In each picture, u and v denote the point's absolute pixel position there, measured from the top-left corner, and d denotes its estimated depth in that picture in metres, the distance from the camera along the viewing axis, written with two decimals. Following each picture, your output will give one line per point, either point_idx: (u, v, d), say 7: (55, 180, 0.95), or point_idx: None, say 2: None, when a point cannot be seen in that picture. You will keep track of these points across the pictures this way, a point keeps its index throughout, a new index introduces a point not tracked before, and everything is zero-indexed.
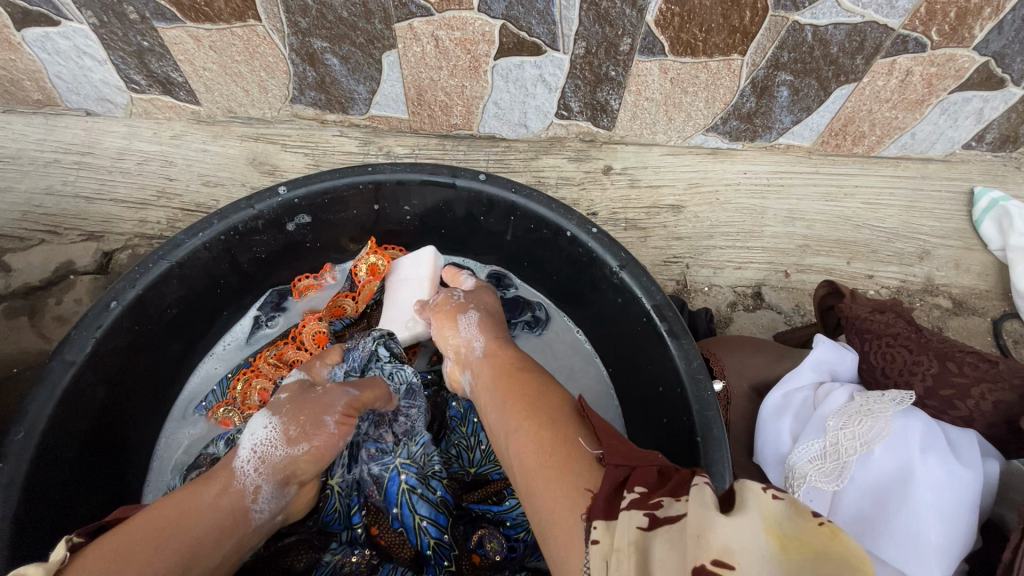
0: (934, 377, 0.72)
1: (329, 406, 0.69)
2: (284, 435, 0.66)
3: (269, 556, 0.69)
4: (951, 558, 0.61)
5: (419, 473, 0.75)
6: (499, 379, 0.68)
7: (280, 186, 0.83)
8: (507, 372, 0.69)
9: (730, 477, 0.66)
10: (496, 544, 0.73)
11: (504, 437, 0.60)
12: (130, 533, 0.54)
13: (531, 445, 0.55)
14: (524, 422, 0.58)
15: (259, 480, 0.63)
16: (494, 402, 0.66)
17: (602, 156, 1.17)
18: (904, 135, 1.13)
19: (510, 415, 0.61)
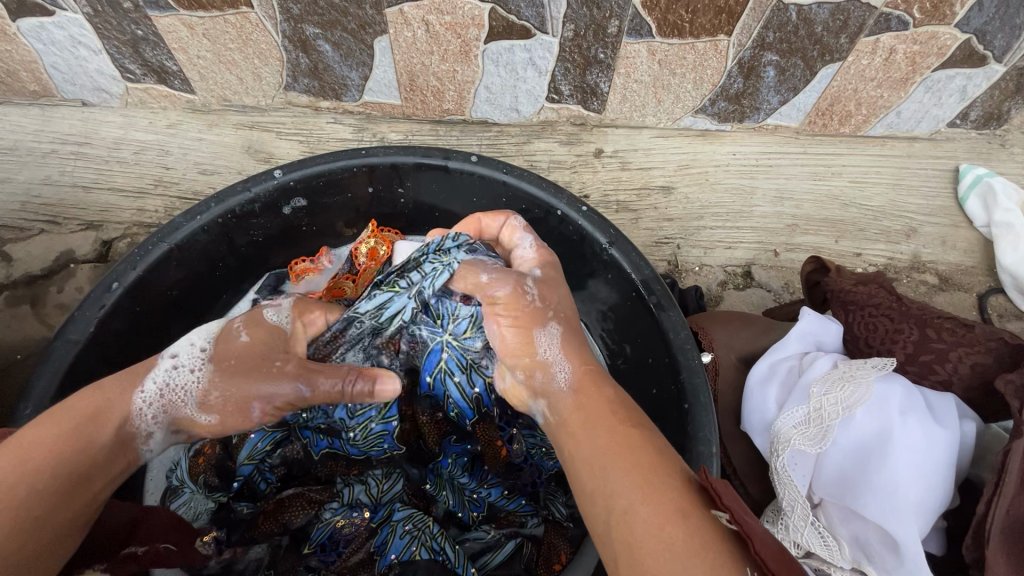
0: (915, 344, 0.74)
1: (262, 395, 0.62)
2: (202, 399, 0.63)
3: (269, 509, 0.76)
4: (926, 512, 0.64)
5: (461, 363, 0.79)
6: (605, 408, 0.58)
7: (275, 170, 0.85)
8: (618, 404, 0.59)
9: (716, 441, 0.69)
10: (518, 448, 0.83)
11: (613, 477, 0.51)
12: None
13: (658, 519, 0.47)
14: (642, 482, 0.50)
15: (153, 426, 0.62)
16: (595, 433, 0.56)
17: (593, 139, 1.18)
18: (889, 114, 1.15)
19: (616, 468, 0.52)
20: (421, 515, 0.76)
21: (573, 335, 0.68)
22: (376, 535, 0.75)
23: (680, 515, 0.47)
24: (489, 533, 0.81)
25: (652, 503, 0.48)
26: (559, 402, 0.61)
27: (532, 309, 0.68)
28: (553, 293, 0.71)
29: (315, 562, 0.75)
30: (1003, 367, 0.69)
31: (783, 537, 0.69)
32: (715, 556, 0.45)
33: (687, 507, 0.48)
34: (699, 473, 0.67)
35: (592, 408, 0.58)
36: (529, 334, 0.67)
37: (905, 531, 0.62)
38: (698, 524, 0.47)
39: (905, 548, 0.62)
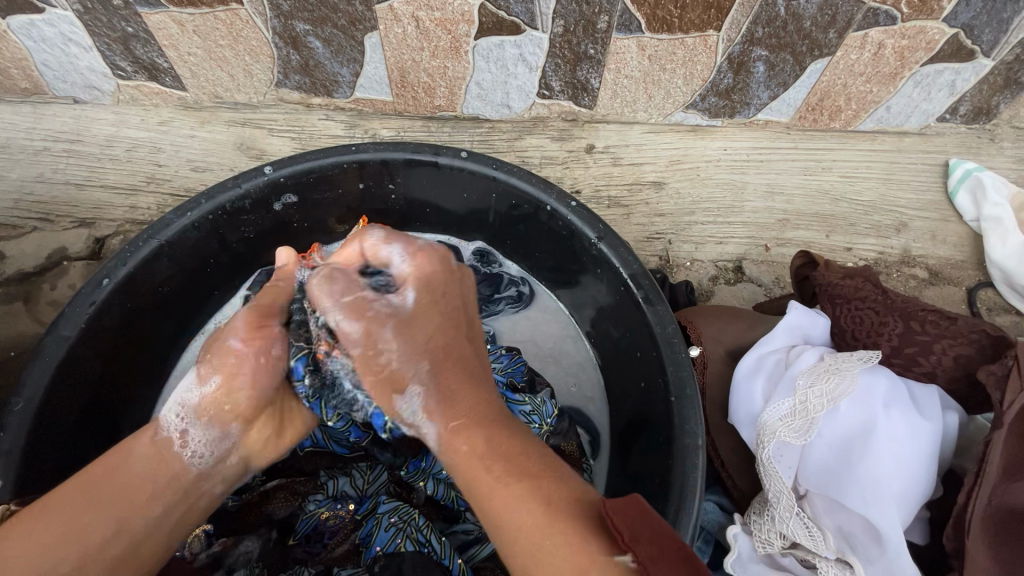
0: (900, 336, 0.75)
1: (232, 328, 0.69)
2: (197, 378, 0.68)
3: (256, 500, 0.78)
4: (907, 502, 0.65)
5: None
6: (498, 440, 0.56)
7: (265, 166, 0.85)
8: (509, 436, 0.57)
9: (703, 433, 0.70)
10: None
11: (507, 492, 0.52)
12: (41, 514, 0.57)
13: (549, 542, 0.48)
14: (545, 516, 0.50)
15: (183, 426, 0.67)
16: (489, 448, 0.56)
17: (584, 135, 1.18)
18: (878, 109, 1.15)
19: (515, 504, 0.51)
20: (405, 508, 0.77)
21: (468, 350, 0.65)
22: (361, 528, 0.76)
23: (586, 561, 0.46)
24: (477, 525, 0.82)
25: (545, 526, 0.49)
26: (455, 437, 0.58)
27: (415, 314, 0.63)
28: (435, 297, 0.65)
29: (300, 554, 0.76)
30: (985, 359, 0.70)
31: (769, 529, 0.70)
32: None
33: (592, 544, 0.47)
34: (686, 465, 0.68)
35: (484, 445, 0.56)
36: (427, 367, 0.62)
37: (887, 521, 0.64)
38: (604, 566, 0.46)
39: (887, 538, 0.64)
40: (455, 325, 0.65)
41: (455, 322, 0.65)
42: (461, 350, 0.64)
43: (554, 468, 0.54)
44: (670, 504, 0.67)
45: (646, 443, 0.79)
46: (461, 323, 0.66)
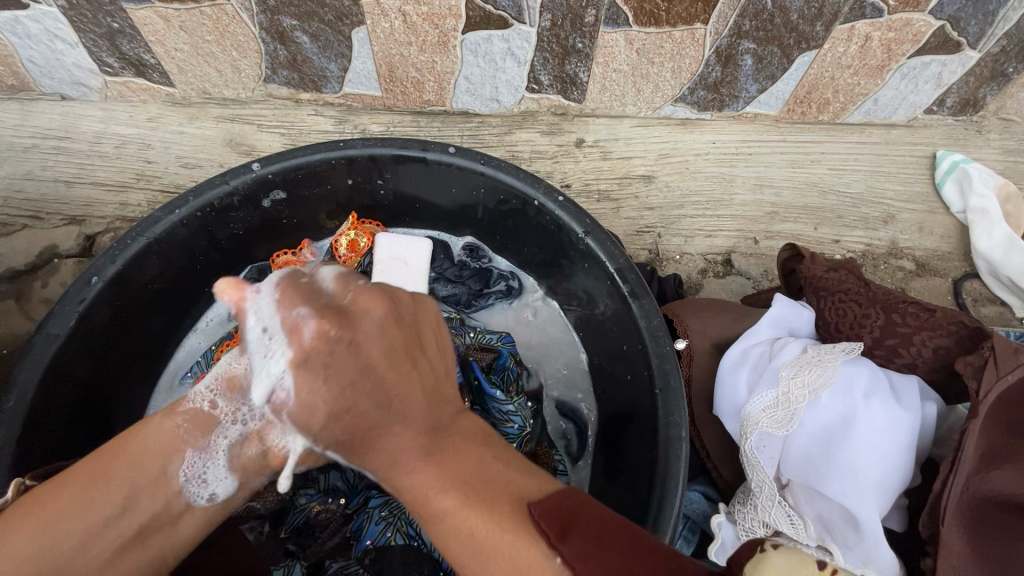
0: (881, 328, 0.76)
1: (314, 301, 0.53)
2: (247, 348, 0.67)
3: None
4: (885, 492, 0.67)
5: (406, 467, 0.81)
6: (439, 463, 0.51)
7: (253, 163, 0.85)
8: (456, 453, 0.51)
9: (687, 425, 0.71)
10: None
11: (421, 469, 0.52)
12: (57, 492, 0.57)
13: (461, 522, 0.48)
14: (495, 537, 0.46)
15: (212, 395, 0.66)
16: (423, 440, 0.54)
17: (573, 129, 1.18)
18: (866, 101, 1.15)
19: (452, 521, 0.48)
20: (397, 502, 0.79)
21: (408, 370, 0.54)
22: (352, 521, 0.79)
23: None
24: None
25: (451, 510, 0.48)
26: (400, 472, 0.51)
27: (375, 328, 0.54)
28: (331, 360, 0.50)
29: (292, 545, 0.78)
30: (964, 351, 0.71)
31: (752, 518, 0.71)
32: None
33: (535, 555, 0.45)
34: (670, 456, 0.69)
35: (431, 476, 0.50)
36: (337, 430, 0.51)
37: (865, 509, 0.65)
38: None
39: (865, 526, 0.65)
40: (407, 351, 0.55)
41: (400, 348, 0.54)
42: (359, 413, 0.51)
43: (482, 475, 0.50)
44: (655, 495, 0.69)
45: (632, 435, 0.81)
46: (376, 381, 0.51)
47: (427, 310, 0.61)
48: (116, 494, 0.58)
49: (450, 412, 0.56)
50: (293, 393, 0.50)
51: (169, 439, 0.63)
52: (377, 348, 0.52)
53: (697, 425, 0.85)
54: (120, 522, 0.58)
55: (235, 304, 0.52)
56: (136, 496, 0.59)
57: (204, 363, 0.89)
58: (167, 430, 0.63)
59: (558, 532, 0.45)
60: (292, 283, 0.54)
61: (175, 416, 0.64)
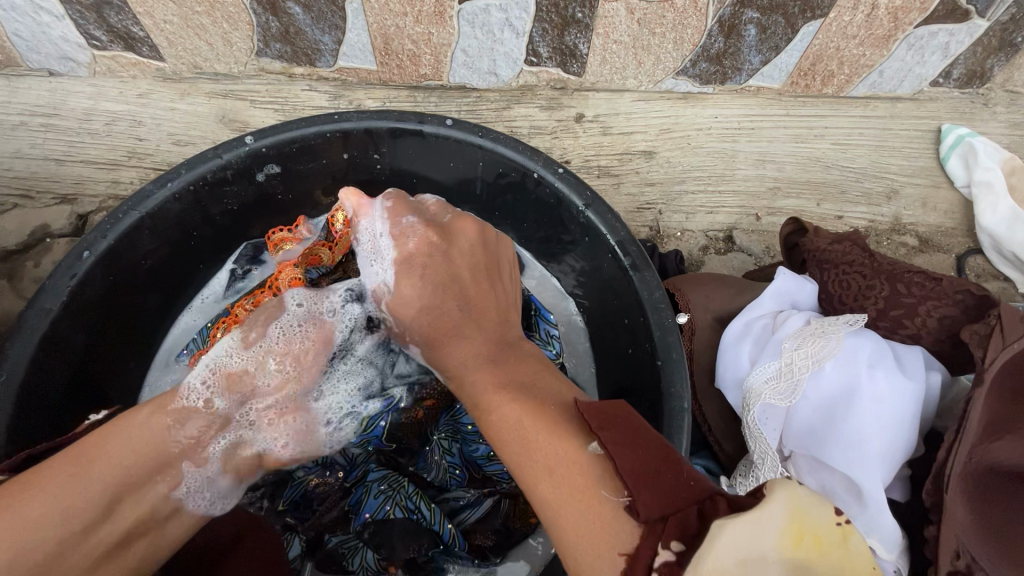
0: (885, 299, 0.75)
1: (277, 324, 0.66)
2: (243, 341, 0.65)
3: None
4: (889, 462, 0.66)
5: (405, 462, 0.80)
6: (494, 362, 0.61)
7: (246, 135, 0.84)
8: (515, 363, 0.61)
9: (688, 397, 0.70)
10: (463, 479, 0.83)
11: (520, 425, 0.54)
12: (44, 477, 0.53)
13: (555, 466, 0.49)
14: (528, 437, 0.52)
15: (208, 390, 0.62)
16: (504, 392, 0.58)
17: (573, 104, 1.16)
18: (871, 73, 1.13)
19: (502, 416, 0.55)
20: (395, 475, 0.79)
21: (483, 285, 0.67)
22: (351, 495, 0.79)
23: (548, 470, 0.49)
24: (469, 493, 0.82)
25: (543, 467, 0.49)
26: (466, 371, 0.62)
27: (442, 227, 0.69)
28: (429, 265, 0.66)
29: (291, 518, 0.79)
30: (969, 319, 0.70)
31: (754, 489, 0.71)
32: (589, 484, 0.47)
33: (571, 447, 0.49)
34: (672, 428, 0.68)
35: (489, 374, 0.60)
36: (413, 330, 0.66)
37: (869, 478, 0.65)
38: (583, 458, 0.48)
39: (869, 495, 0.65)
40: (487, 271, 0.69)
41: (482, 265, 0.68)
42: (443, 311, 0.64)
43: (540, 386, 0.57)
44: None
45: (633, 409, 0.80)
46: (460, 284, 0.65)
47: (505, 248, 0.73)
48: (104, 489, 0.54)
49: (517, 336, 0.67)
50: (393, 286, 0.67)
51: (151, 435, 0.58)
52: (461, 260, 0.67)
53: (698, 399, 0.84)
54: (121, 513, 0.55)
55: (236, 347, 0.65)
56: (128, 490, 0.55)
57: (200, 340, 0.87)
58: (150, 429, 0.58)
59: (598, 423, 0.49)
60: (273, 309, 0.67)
61: (164, 413, 0.59)
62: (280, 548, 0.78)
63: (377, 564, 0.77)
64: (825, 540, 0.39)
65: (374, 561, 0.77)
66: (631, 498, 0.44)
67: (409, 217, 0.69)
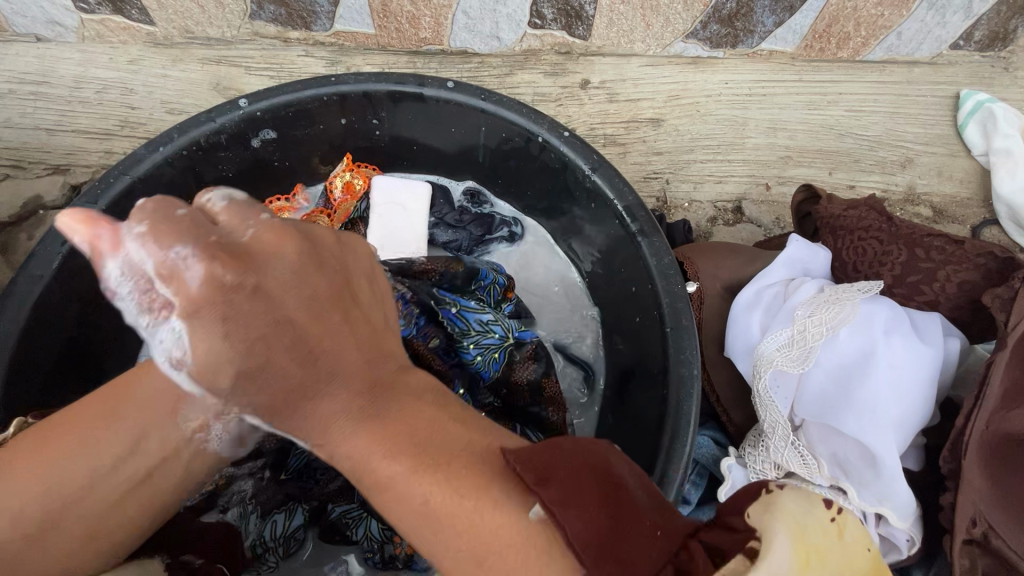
0: (902, 265, 0.73)
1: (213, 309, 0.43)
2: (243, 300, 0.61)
3: None
4: (903, 428, 0.65)
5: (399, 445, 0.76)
6: (371, 434, 0.42)
7: (240, 98, 0.81)
8: (399, 416, 0.43)
9: (699, 363, 0.68)
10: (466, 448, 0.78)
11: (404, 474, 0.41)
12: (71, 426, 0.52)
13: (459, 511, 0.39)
14: (426, 514, 0.40)
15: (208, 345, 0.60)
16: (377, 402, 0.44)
17: (578, 69, 1.12)
18: (889, 35, 1.09)
19: (394, 504, 0.41)
20: None
21: (328, 323, 0.43)
22: None
23: (477, 561, 0.39)
24: None
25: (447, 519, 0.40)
26: (334, 437, 0.43)
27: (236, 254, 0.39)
28: (230, 313, 0.38)
29: (292, 488, 0.76)
30: (991, 283, 0.68)
31: (764, 459, 0.69)
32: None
33: (510, 539, 0.39)
34: (681, 395, 0.67)
35: (382, 458, 0.42)
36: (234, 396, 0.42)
37: (882, 445, 0.63)
38: (522, 538, 0.39)
39: (883, 462, 0.63)
40: (279, 320, 0.40)
41: (325, 296, 0.43)
42: (273, 371, 0.41)
43: (436, 444, 0.42)
44: (665, 433, 0.66)
45: (641, 377, 0.78)
46: (268, 317, 0.40)
47: (360, 255, 0.49)
48: (121, 438, 0.52)
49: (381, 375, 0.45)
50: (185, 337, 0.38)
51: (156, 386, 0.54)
52: (282, 297, 0.41)
53: (707, 369, 0.83)
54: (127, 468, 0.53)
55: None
56: (138, 445, 0.52)
57: None
58: (172, 375, 0.55)
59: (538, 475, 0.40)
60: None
61: (154, 368, 0.55)
62: (282, 519, 0.78)
63: (381, 534, 0.77)
64: (824, 550, 0.39)
65: (378, 531, 0.77)
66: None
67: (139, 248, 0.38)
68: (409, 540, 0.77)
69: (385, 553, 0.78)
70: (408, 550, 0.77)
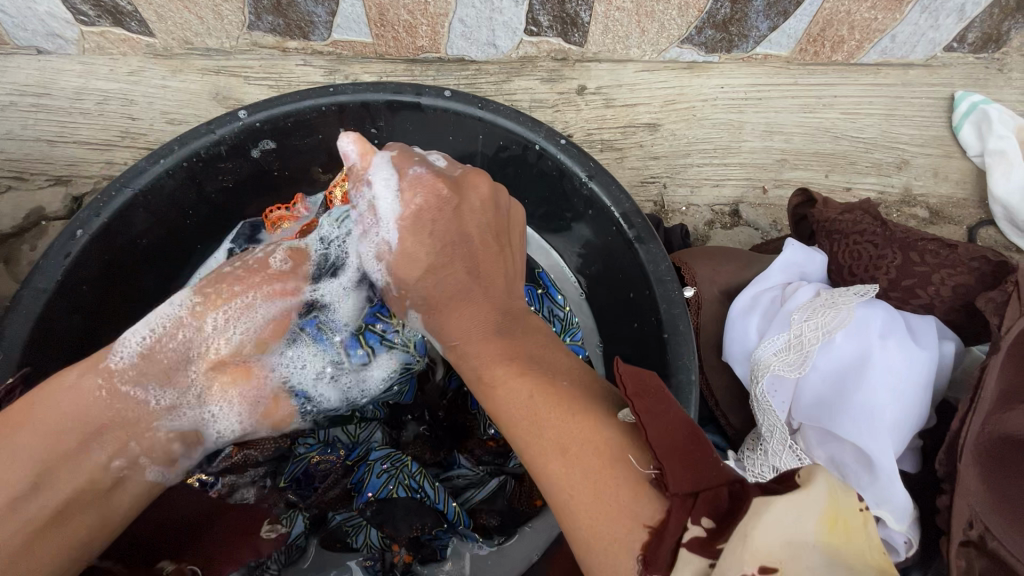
0: (898, 269, 0.74)
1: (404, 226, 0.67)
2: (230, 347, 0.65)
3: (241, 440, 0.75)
4: (900, 431, 0.65)
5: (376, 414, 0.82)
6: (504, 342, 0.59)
7: (239, 110, 0.81)
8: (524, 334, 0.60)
9: (695, 368, 0.69)
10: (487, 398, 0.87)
11: (522, 402, 0.51)
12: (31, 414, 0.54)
13: (581, 485, 0.44)
14: (531, 415, 0.50)
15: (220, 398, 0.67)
16: (501, 363, 0.56)
17: (575, 75, 1.13)
18: (883, 38, 1.10)
19: (554, 425, 0.48)
20: (399, 454, 0.79)
21: (496, 254, 0.68)
22: (353, 473, 0.80)
23: (593, 447, 0.45)
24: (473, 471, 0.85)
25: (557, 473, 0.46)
26: (478, 357, 0.59)
27: (440, 182, 0.68)
28: (433, 229, 0.66)
29: (293, 496, 0.79)
30: (986, 287, 0.69)
31: (762, 464, 0.68)
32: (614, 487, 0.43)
33: (611, 450, 0.45)
34: (679, 399, 0.67)
35: (496, 345, 0.59)
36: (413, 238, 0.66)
37: (880, 447, 0.64)
38: (609, 453, 0.45)
39: (881, 465, 0.64)
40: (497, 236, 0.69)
41: (491, 230, 0.68)
42: (449, 273, 0.65)
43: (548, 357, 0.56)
44: None
45: None
46: (467, 245, 0.66)
47: (476, 219, 0.67)
48: (48, 433, 0.54)
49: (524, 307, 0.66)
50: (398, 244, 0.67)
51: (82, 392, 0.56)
52: (473, 221, 0.67)
53: (706, 373, 0.83)
54: (77, 498, 0.54)
55: (358, 157, 0.68)
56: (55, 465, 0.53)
57: None
58: (85, 389, 0.56)
59: (633, 390, 0.45)
60: (405, 152, 0.71)
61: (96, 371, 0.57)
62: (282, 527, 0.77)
63: (381, 542, 0.78)
64: (852, 525, 0.39)
65: (378, 539, 0.78)
66: (659, 473, 0.42)
67: (280, 254, 0.69)
68: (407, 547, 0.78)
69: (385, 561, 0.79)
70: (407, 558, 0.79)
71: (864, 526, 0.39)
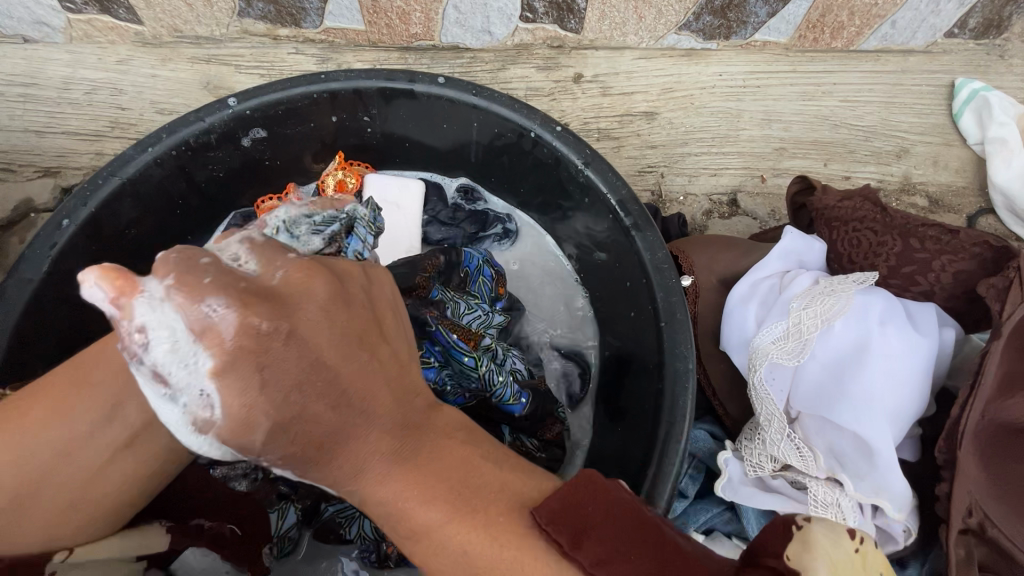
0: (897, 257, 0.73)
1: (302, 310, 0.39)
2: None
3: None
4: (898, 420, 0.65)
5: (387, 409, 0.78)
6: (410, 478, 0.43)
7: (229, 98, 0.80)
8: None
9: (693, 356, 0.69)
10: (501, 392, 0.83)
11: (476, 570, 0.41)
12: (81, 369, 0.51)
13: None
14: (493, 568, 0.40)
15: None
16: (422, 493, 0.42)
17: (571, 63, 1.11)
18: (883, 25, 1.09)
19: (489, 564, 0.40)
20: None
21: (366, 353, 0.42)
22: None
23: (552, 559, 0.41)
24: None
25: None
26: (370, 482, 0.43)
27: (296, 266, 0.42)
28: (261, 361, 0.37)
29: (285, 487, 0.77)
30: (986, 273, 0.67)
31: (760, 452, 0.70)
32: None
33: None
34: (676, 388, 0.67)
35: (394, 478, 0.42)
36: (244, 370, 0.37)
37: (879, 436, 0.63)
38: None
39: (879, 453, 0.63)
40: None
41: (355, 330, 0.41)
42: (322, 407, 0.40)
43: (472, 480, 0.44)
44: (659, 428, 0.66)
45: (636, 371, 0.78)
46: (331, 354, 0.41)
47: (382, 286, 0.47)
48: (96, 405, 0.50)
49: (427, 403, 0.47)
50: None
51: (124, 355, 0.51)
52: (339, 321, 0.40)
53: (703, 362, 0.83)
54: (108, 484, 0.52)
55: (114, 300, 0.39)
56: (115, 417, 0.50)
57: None
58: (129, 341, 0.52)
59: (573, 536, 0.41)
60: (183, 265, 0.39)
61: None
62: (276, 518, 0.77)
63: (375, 533, 0.78)
64: (846, 568, 0.41)
65: (372, 530, 0.78)
66: None
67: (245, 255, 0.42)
68: None
69: (379, 553, 0.79)
70: (401, 549, 0.79)
71: (856, 567, 0.41)
